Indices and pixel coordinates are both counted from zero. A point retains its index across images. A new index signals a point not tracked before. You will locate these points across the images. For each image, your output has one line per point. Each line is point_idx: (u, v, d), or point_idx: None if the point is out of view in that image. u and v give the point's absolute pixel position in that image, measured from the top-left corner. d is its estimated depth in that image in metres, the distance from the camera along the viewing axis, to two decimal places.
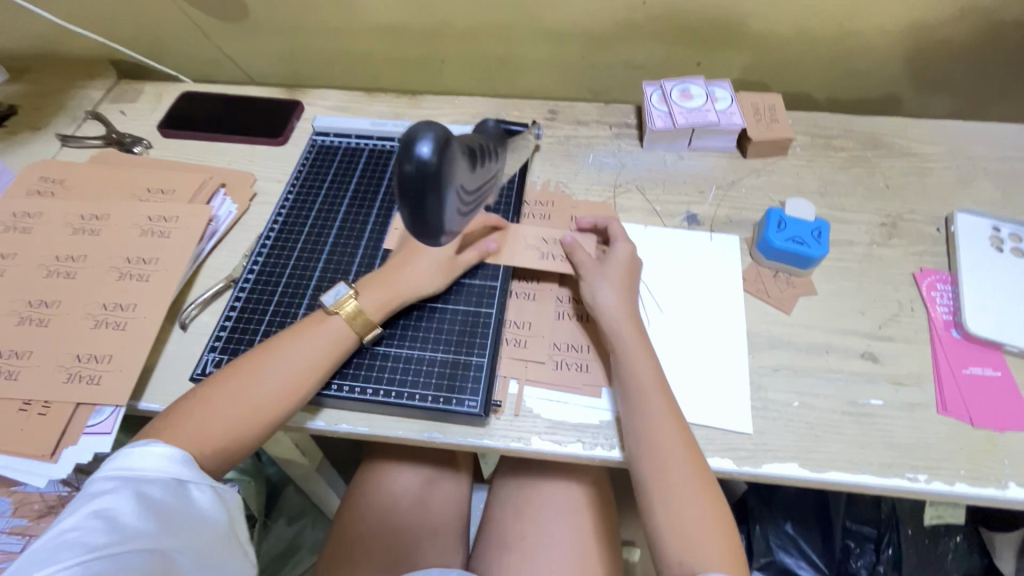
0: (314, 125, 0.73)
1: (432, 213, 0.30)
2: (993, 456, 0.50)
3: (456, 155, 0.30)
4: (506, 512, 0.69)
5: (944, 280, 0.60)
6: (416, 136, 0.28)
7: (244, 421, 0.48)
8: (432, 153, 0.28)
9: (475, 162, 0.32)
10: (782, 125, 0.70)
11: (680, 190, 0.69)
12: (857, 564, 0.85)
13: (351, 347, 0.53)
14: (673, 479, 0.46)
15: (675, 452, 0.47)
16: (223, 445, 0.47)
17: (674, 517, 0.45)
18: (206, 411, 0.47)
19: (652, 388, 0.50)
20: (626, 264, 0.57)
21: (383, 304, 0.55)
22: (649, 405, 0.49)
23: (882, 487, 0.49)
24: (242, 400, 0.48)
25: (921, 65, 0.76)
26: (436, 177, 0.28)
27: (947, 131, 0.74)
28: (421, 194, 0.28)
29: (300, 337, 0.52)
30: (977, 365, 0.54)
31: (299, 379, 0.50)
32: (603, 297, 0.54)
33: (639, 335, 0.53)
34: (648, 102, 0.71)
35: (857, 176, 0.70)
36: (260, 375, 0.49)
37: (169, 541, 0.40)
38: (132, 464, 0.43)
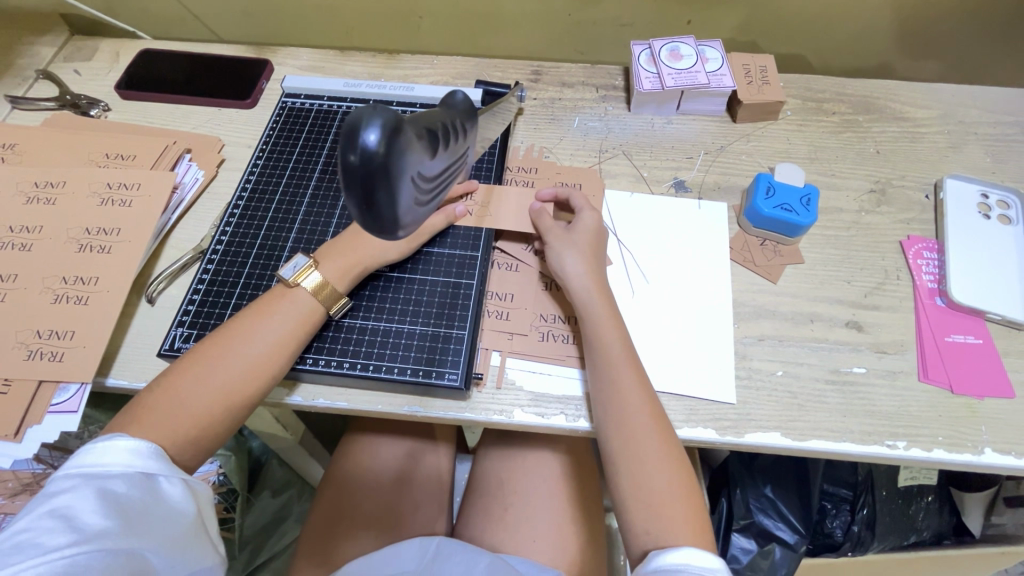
0: (284, 86, 0.69)
1: (386, 205, 0.27)
2: (971, 422, 0.50)
3: (411, 142, 0.27)
4: (491, 481, 0.69)
5: (931, 247, 0.60)
6: (361, 122, 0.25)
7: (211, 404, 0.46)
8: (380, 141, 0.25)
9: (435, 147, 0.30)
10: (774, 87, 0.68)
11: (668, 155, 0.67)
12: (833, 524, 0.88)
13: (319, 322, 0.51)
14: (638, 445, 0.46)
15: (642, 425, 0.46)
16: (192, 431, 0.45)
17: (635, 488, 0.45)
18: (170, 398, 0.45)
19: (619, 356, 0.49)
20: (593, 233, 0.55)
21: (345, 274, 0.53)
22: (620, 381, 0.48)
23: (862, 455, 0.49)
24: (203, 383, 0.46)
25: (916, 26, 0.73)
26: (385, 167, 0.26)
27: (940, 95, 0.72)
28: (369, 187, 0.26)
29: (263, 316, 0.49)
30: (960, 333, 0.54)
31: (265, 359, 0.48)
32: (573, 268, 0.52)
33: (607, 303, 0.51)
34: (636, 62, 0.68)
35: (847, 141, 0.68)
36: (225, 357, 0.47)
37: (135, 537, 0.39)
38: (95, 460, 0.41)
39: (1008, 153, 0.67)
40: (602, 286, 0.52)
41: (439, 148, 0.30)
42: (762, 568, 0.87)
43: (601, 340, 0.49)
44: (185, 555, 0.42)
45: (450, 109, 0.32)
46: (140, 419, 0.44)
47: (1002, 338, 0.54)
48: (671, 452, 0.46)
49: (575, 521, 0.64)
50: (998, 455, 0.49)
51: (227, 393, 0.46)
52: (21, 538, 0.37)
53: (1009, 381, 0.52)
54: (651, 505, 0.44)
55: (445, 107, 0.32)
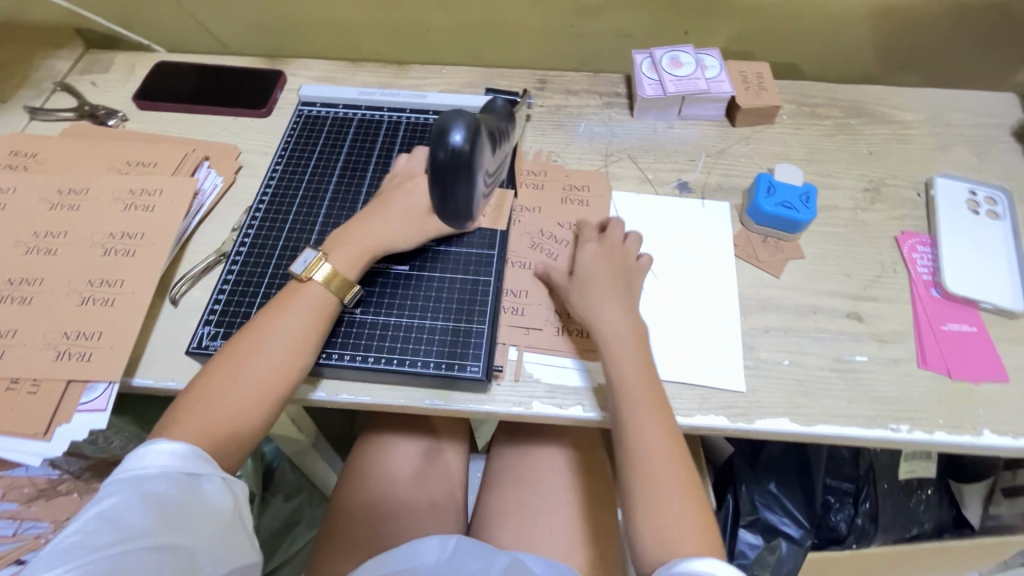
0: (300, 95, 0.71)
1: (462, 191, 0.35)
2: (969, 406, 0.52)
3: (482, 141, 0.35)
4: (505, 478, 0.70)
5: (925, 241, 0.62)
6: (449, 128, 0.33)
7: (243, 404, 0.46)
8: (464, 141, 0.34)
9: (493, 145, 0.38)
10: (770, 93, 0.71)
11: (671, 158, 0.69)
12: (837, 518, 0.90)
13: (335, 312, 0.52)
14: (661, 482, 0.46)
15: (667, 473, 0.46)
16: (228, 429, 0.46)
17: (659, 524, 0.44)
18: (202, 400, 0.46)
19: (644, 399, 0.49)
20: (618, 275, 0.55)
21: (356, 266, 0.54)
22: (649, 444, 0.47)
23: (867, 439, 0.51)
24: (232, 383, 0.47)
25: (902, 36, 0.77)
26: (468, 161, 0.34)
27: (926, 100, 0.76)
28: (455, 178, 0.34)
29: (282, 311, 0.50)
30: (955, 322, 0.57)
31: (288, 354, 0.49)
32: (605, 311, 0.52)
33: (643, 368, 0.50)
34: (638, 70, 0.71)
35: (841, 143, 0.71)
36: (250, 355, 0.48)
37: (182, 536, 0.40)
38: (135, 463, 0.42)
39: (992, 153, 0.71)
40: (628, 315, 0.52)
41: (496, 146, 0.39)
42: (769, 564, 0.88)
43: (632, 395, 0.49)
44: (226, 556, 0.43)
45: (496, 114, 0.40)
46: (178, 421, 0.45)
47: (994, 326, 0.57)
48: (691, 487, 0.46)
49: (588, 513, 0.66)
50: (996, 436, 0.51)
51: (256, 390, 0.47)
52: (71, 542, 0.38)
53: (1004, 366, 0.54)
54: (668, 536, 0.44)
55: (488, 112, 0.40)
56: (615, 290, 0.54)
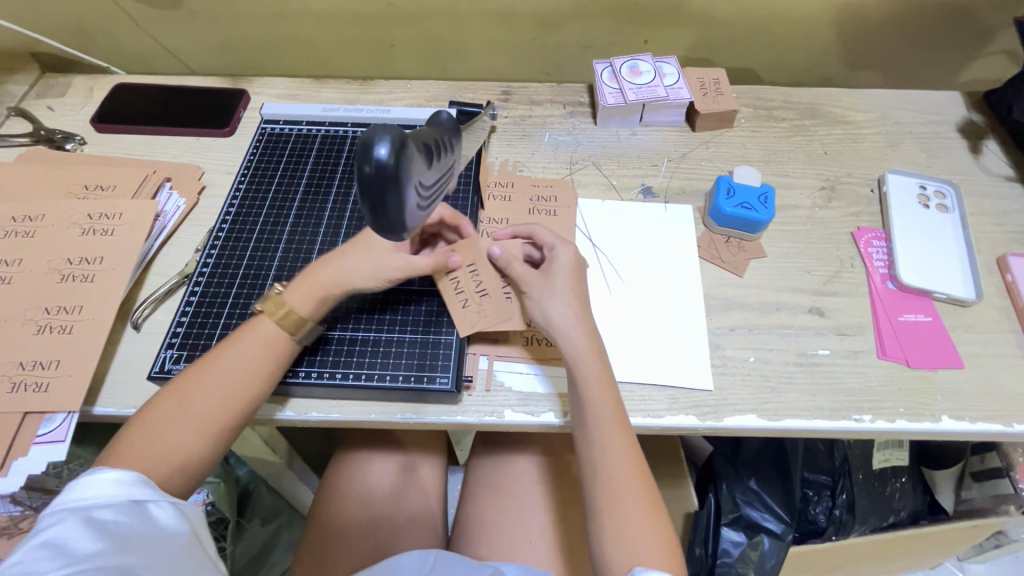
0: (263, 114, 0.71)
1: (391, 206, 0.33)
2: (927, 393, 0.54)
3: (412, 154, 0.33)
4: (484, 488, 0.70)
5: (880, 236, 0.65)
6: (374, 139, 0.31)
7: (186, 437, 0.46)
8: (389, 154, 0.31)
9: (431, 159, 0.36)
10: (727, 98, 0.73)
11: (634, 164, 0.71)
12: (816, 510, 0.91)
13: (290, 347, 0.51)
14: (620, 490, 0.46)
15: (626, 484, 0.46)
16: (176, 458, 0.45)
17: (621, 531, 0.45)
18: (144, 433, 0.45)
19: (608, 413, 0.48)
20: (570, 267, 0.53)
21: (308, 298, 0.51)
22: (608, 446, 0.47)
23: (833, 430, 0.52)
24: (176, 415, 0.46)
25: (851, 40, 0.80)
26: (394, 175, 0.32)
27: (876, 100, 0.79)
28: (380, 193, 0.32)
29: (232, 345, 0.49)
30: (911, 313, 0.59)
31: (240, 384, 0.48)
32: (556, 316, 0.50)
33: (600, 363, 0.49)
34: (599, 79, 0.73)
35: (798, 144, 0.73)
36: (194, 390, 0.47)
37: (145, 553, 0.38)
38: (80, 493, 0.40)
39: (940, 148, 0.74)
40: (587, 322, 0.51)
41: (433, 161, 0.37)
42: (752, 560, 0.89)
43: (595, 405, 0.48)
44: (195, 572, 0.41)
45: (438, 127, 0.38)
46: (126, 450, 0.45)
47: (948, 315, 0.59)
48: (649, 496, 0.47)
49: (567, 520, 0.66)
50: (954, 421, 0.53)
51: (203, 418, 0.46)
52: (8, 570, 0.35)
53: (959, 353, 0.56)
54: (632, 542, 0.44)
55: (432, 124, 0.38)
56: (574, 294, 0.52)
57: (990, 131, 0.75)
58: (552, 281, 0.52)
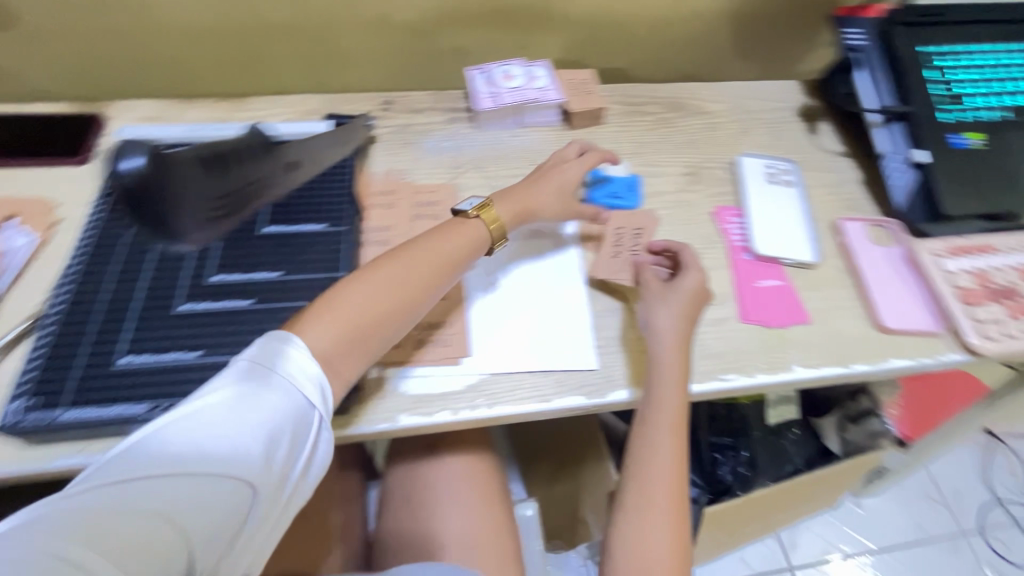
0: (120, 139, 0.67)
1: (158, 213, 0.40)
2: (782, 348, 0.61)
3: (167, 166, 0.40)
4: (400, 496, 0.70)
5: (736, 213, 0.71)
6: (119, 156, 0.38)
7: (401, 309, 0.51)
8: (136, 166, 0.38)
9: (195, 169, 0.43)
10: (595, 96, 0.78)
11: (515, 164, 0.74)
12: (724, 470, 0.98)
13: (481, 240, 0.59)
14: (652, 513, 0.53)
15: (662, 501, 0.54)
16: (370, 304, 0.50)
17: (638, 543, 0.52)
18: (384, 261, 0.53)
19: (669, 429, 0.54)
20: (694, 292, 0.59)
21: (475, 233, 0.58)
22: (655, 461, 0.55)
23: (704, 392, 0.57)
24: (409, 288, 0.52)
25: (702, 39, 0.89)
26: (149, 184, 0.39)
27: (728, 92, 0.87)
28: (140, 204, 0.39)
29: (437, 234, 0.57)
30: (765, 278, 0.66)
31: (452, 254, 0.56)
32: (661, 323, 0.56)
33: (679, 382, 0.55)
34: (474, 85, 0.75)
35: (663, 135, 0.80)
36: (429, 245, 0.55)
37: (250, 475, 0.40)
38: (287, 363, 0.44)
39: (784, 131, 0.83)
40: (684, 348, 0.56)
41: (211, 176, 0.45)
42: None
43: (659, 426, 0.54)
44: (281, 495, 0.42)
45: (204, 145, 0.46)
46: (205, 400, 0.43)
47: (796, 277, 0.66)
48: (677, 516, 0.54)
49: (482, 516, 0.68)
50: (804, 369, 0.59)
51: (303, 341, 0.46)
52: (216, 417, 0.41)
53: (805, 310, 0.64)
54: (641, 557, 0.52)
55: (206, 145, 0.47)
56: (684, 308, 0.57)
57: (823, 112, 0.86)
58: (665, 292, 0.58)
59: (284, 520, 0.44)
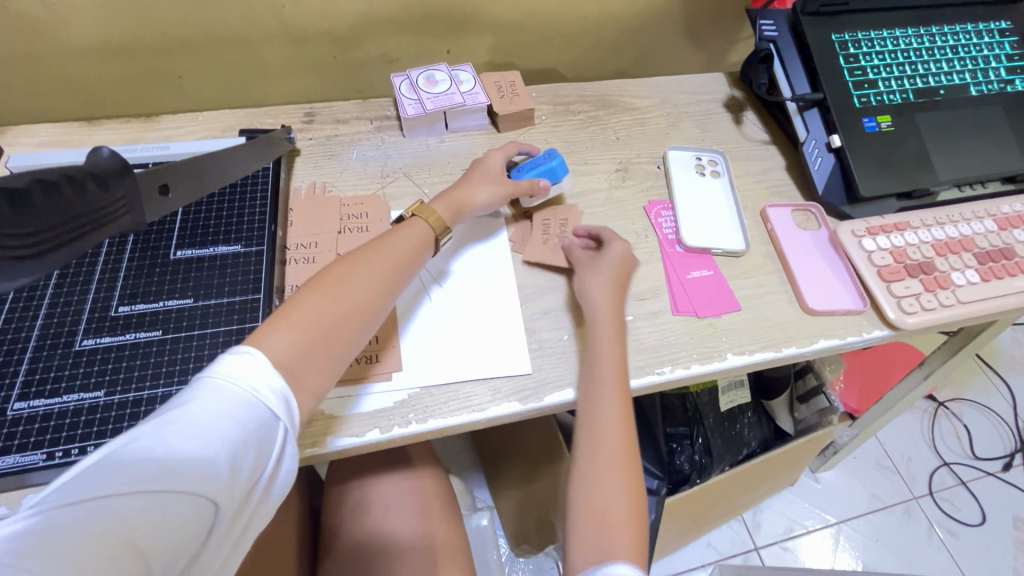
0: (12, 168, 0.62)
1: None
2: (714, 337, 0.61)
3: None
4: (347, 520, 0.68)
5: (668, 206, 0.72)
6: None
7: (365, 309, 0.50)
8: None
9: None
10: (522, 98, 0.77)
11: (445, 170, 0.73)
12: (681, 459, 1.00)
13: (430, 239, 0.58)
14: (602, 473, 0.52)
15: (615, 455, 0.53)
16: (339, 308, 0.49)
17: (591, 500, 0.51)
18: (340, 267, 0.52)
19: (612, 383, 0.54)
20: (620, 259, 0.62)
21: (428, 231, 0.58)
22: (604, 414, 0.53)
23: (640, 387, 0.58)
24: (353, 294, 0.50)
25: (628, 36, 0.89)
26: None
27: (657, 87, 0.88)
28: None
29: (390, 235, 0.57)
30: (696, 269, 0.66)
31: (409, 256, 0.56)
32: (592, 288, 0.59)
33: (614, 342, 0.56)
34: (398, 92, 0.74)
35: (593, 133, 0.80)
36: (383, 246, 0.55)
37: (223, 488, 0.38)
38: (242, 374, 0.42)
39: (711, 123, 0.84)
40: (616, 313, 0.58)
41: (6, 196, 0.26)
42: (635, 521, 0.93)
43: (602, 382, 0.54)
44: (246, 507, 0.41)
45: None
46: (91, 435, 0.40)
47: (726, 266, 0.67)
48: (629, 481, 0.52)
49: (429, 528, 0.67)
50: (736, 356, 0.60)
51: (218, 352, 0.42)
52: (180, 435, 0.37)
53: (736, 297, 0.65)
54: (598, 512, 0.51)
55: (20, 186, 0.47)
56: (616, 278, 0.60)
57: (748, 103, 0.88)
58: (593, 265, 0.61)
59: (242, 539, 0.42)
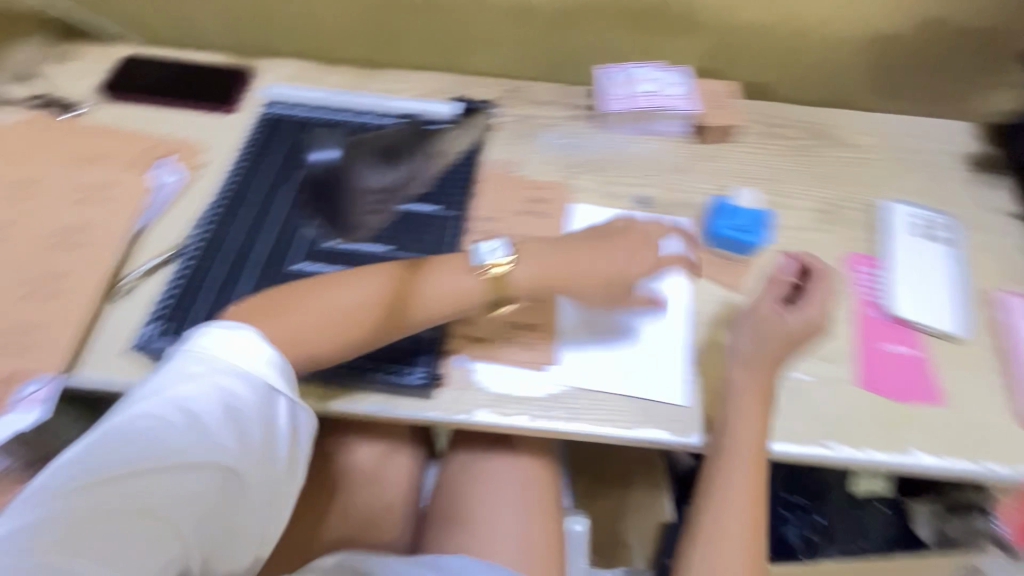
0: (265, 95, 0.71)
1: None
2: (902, 426, 0.54)
3: None
4: (458, 482, 0.71)
5: (873, 263, 0.64)
6: None
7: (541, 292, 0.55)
8: None
9: None
10: (732, 112, 0.72)
11: (633, 172, 0.71)
12: (789, 531, 0.91)
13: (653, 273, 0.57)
14: (728, 520, 0.53)
15: (740, 503, 0.53)
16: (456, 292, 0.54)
17: (715, 544, 0.52)
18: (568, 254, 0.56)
19: (750, 440, 0.52)
20: (784, 336, 0.55)
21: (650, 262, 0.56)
22: (738, 468, 0.52)
23: (802, 456, 0.53)
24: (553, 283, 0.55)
25: (863, 63, 0.79)
26: None
27: (884, 126, 0.77)
28: None
29: (631, 254, 0.56)
30: (895, 344, 0.58)
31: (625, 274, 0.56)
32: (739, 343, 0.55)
33: (759, 399, 0.52)
34: (607, 84, 0.73)
35: (800, 164, 0.73)
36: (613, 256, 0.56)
37: (197, 461, 0.40)
38: (236, 351, 0.44)
39: (945, 180, 0.72)
40: (765, 391, 0.53)
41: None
42: None
43: (738, 436, 0.52)
44: (254, 484, 0.43)
45: None
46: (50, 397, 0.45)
47: (933, 349, 0.58)
48: (751, 531, 0.52)
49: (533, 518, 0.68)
50: (925, 456, 0.53)
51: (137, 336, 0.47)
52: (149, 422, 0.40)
53: (938, 388, 0.56)
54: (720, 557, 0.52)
55: None
56: (775, 343, 0.54)
57: (996, 164, 0.74)
58: (753, 360, 0.54)
59: (280, 504, 0.45)
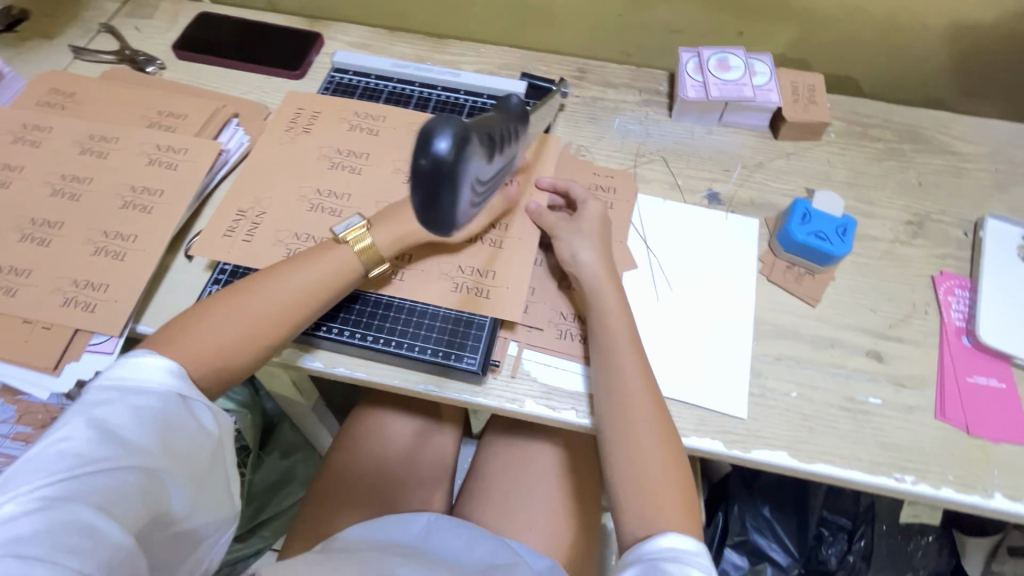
0: (334, 62, 0.70)
1: (444, 204, 0.34)
2: (983, 465, 0.50)
3: (474, 150, 0.33)
4: (494, 466, 0.71)
5: (964, 285, 0.59)
6: (434, 131, 0.31)
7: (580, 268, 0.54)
8: (449, 149, 0.31)
9: (492, 152, 0.36)
10: (820, 108, 0.67)
11: (704, 165, 0.67)
12: (829, 552, 0.86)
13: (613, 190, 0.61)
14: (629, 440, 0.48)
15: (644, 420, 0.48)
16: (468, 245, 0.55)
17: (637, 471, 0.47)
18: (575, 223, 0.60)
19: (625, 339, 0.51)
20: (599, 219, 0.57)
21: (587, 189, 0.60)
22: (626, 374, 0.50)
23: (868, 484, 0.49)
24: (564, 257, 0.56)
25: (970, 65, 0.71)
26: (452, 169, 0.32)
27: (990, 134, 0.70)
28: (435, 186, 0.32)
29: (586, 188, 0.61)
30: (982, 375, 0.54)
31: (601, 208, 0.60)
32: (585, 255, 0.54)
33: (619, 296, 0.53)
34: (682, 69, 0.68)
35: (889, 169, 0.67)
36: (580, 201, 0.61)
37: (163, 467, 0.42)
38: (132, 373, 0.43)
39: None
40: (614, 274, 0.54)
41: (495, 155, 0.36)
42: None
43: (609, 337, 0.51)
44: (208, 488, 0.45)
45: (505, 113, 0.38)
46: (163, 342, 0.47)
47: None
48: (665, 432, 0.48)
49: (567, 513, 0.67)
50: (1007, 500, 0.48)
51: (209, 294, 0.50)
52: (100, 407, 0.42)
53: None
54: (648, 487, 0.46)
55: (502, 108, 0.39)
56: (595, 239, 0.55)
57: None
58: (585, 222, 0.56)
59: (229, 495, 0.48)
